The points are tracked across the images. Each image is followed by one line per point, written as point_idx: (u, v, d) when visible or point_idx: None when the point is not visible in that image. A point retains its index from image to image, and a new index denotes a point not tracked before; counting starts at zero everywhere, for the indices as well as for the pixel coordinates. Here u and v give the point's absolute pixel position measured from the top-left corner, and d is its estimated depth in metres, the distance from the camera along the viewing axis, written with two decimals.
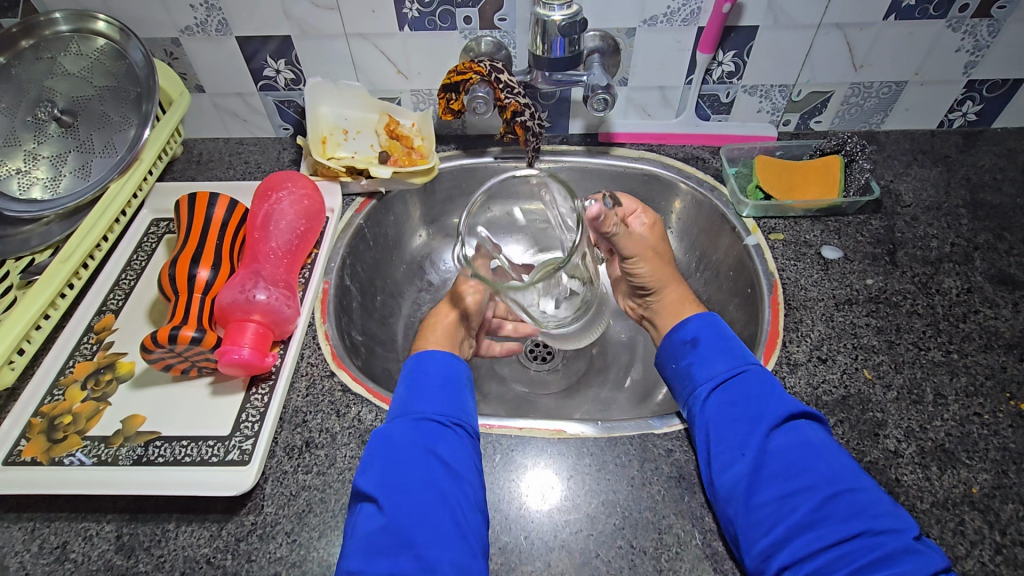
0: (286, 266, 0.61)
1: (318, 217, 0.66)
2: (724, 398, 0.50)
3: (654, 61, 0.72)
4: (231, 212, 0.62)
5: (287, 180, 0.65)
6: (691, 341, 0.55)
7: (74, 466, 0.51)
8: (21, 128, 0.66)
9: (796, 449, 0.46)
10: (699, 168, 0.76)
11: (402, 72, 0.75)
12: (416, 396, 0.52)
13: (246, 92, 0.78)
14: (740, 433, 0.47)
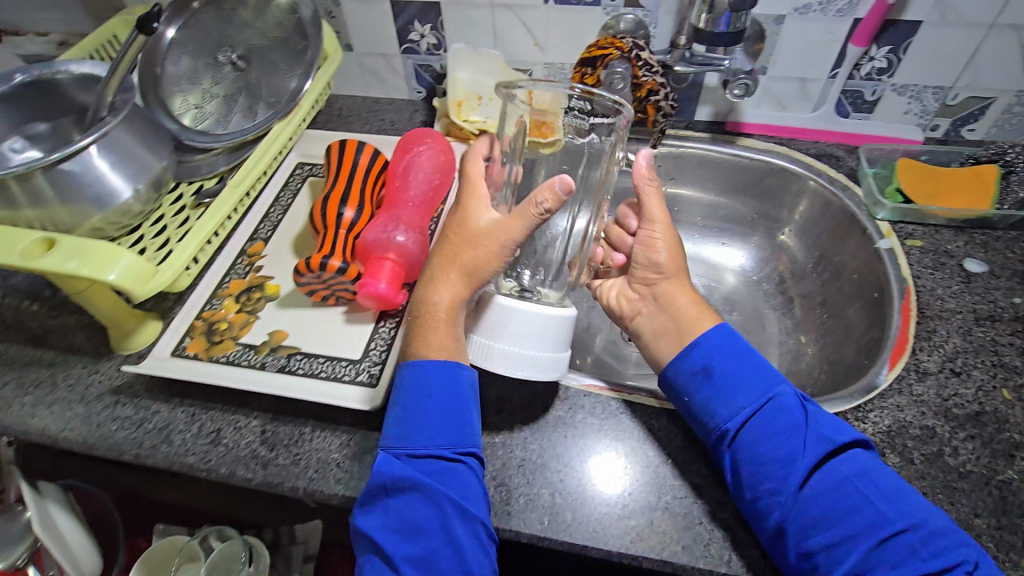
0: (420, 214, 0.65)
1: (450, 174, 0.70)
2: (752, 436, 0.46)
3: (799, 52, 0.70)
4: (374, 159, 0.66)
5: (426, 136, 0.69)
6: (703, 367, 0.50)
7: (229, 365, 0.58)
8: (203, 70, 0.73)
9: (835, 493, 0.43)
10: (832, 166, 0.73)
11: (539, 45, 0.78)
12: (409, 413, 0.47)
13: (389, 53, 0.84)
14: (772, 479, 0.44)
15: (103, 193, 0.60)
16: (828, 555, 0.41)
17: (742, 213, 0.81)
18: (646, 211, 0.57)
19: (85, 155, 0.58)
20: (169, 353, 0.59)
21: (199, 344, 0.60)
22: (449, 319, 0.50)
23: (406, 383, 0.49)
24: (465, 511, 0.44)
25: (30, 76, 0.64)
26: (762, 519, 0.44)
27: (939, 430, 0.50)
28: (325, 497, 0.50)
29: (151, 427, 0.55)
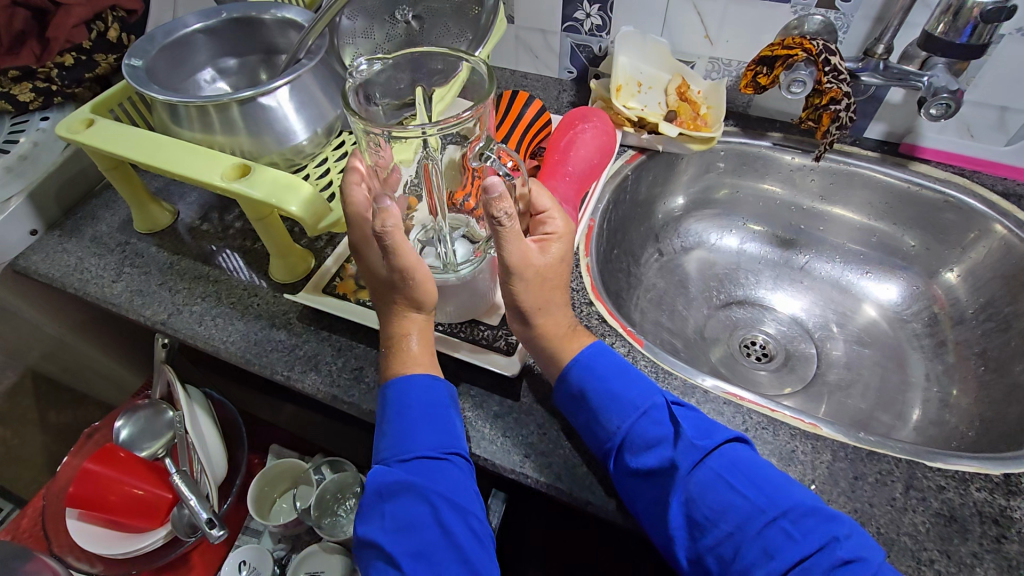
0: (575, 188, 0.64)
1: (608, 153, 0.69)
2: (628, 452, 0.46)
3: (1008, 76, 0.64)
4: (537, 115, 0.72)
5: (591, 116, 0.70)
6: (578, 394, 0.49)
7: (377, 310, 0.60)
8: (378, 27, 0.77)
9: (712, 488, 0.42)
10: (1021, 208, 0.66)
11: (709, 37, 0.75)
12: (385, 419, 0.46)
13: (550, 30, 0.83)
14: (645, 487, 0.45)
15: (285, 132, 0.63)
16: (719, 554, 0.41)
17: (896, 243, 0.75)
18: (505, 263, 0.46)
19: (276, 94, 0.62)
20: (322, 289, 0.62)
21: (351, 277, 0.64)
22: (424, 338, 0.49)
23: (389, 397, 0.47)
24: (458, 507, 0.44)
25: (234, 14, 0.68)
26: (655, 531, 0.44)
27: None
28: None
29: (301, 354, 0.59)
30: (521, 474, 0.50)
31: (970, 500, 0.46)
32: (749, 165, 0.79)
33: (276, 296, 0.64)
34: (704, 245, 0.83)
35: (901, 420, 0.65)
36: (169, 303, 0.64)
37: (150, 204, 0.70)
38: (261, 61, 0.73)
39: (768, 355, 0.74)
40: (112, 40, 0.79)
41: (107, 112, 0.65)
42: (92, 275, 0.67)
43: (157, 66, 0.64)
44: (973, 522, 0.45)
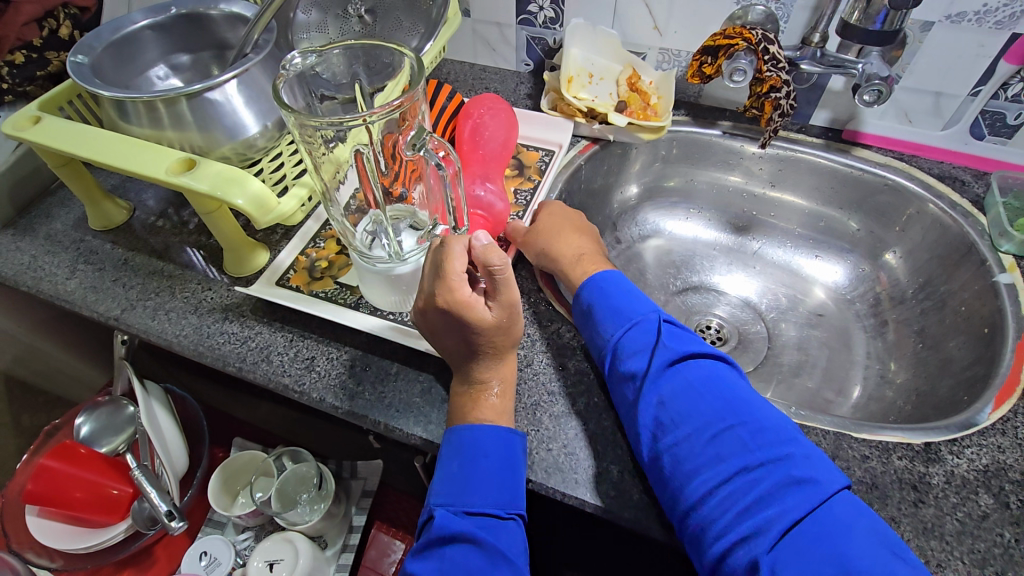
0: (497, 167, 0.68)
1: (513, 125, 0.72)
2: (619, 352, 0.51)
3: (941, 62, 0.66)
4: (449, 100, 0.74)
5: (487, 99, 0.72)
6: (587, 308, 0.55)
7: (326, 300, 0.61)
8: (332, 21, 0.77)
9: (681, 391, 0.47)
10: (956, 190, 0.69)
11: (658, 28, 0.76)
12: (447, 465, 0.48)
13: (505, 23, 0.84)
14: (628, 387, 0.49)
15: (235, 126, 0.64)
16: (675, 453, 0.45)
17: (842, 226, 0.78)
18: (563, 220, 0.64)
19: (225, 88, 0.62)
20: (275, 281, 0.63)
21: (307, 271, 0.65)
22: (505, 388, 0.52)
23: (452, 446, 0.48)
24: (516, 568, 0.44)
25: (182, 10, 0.69)
26: (632, 432, 0.48)
27: None
28: (404, 435, 0.54)
29: (254, 345, 0.59)
30: None
31: (891, 468, 0.48)
32: (701, 153, 0.81)
33: (230, 289, 0.65)
34: (661, 233, 0.84)
35: (843, 397, 0.68)
36: (123, 298, 0.64)
37: (104, 201, 0.71)
38: (213, 56, 0.73)
39: (721, 339, 0.75)
40: (64, 37, 0.78)
41: (56, 110, 0.66)
42: (46, 273, 0.67)
43: (104, 63, 0.64)
44: (892, 488, 0.47)
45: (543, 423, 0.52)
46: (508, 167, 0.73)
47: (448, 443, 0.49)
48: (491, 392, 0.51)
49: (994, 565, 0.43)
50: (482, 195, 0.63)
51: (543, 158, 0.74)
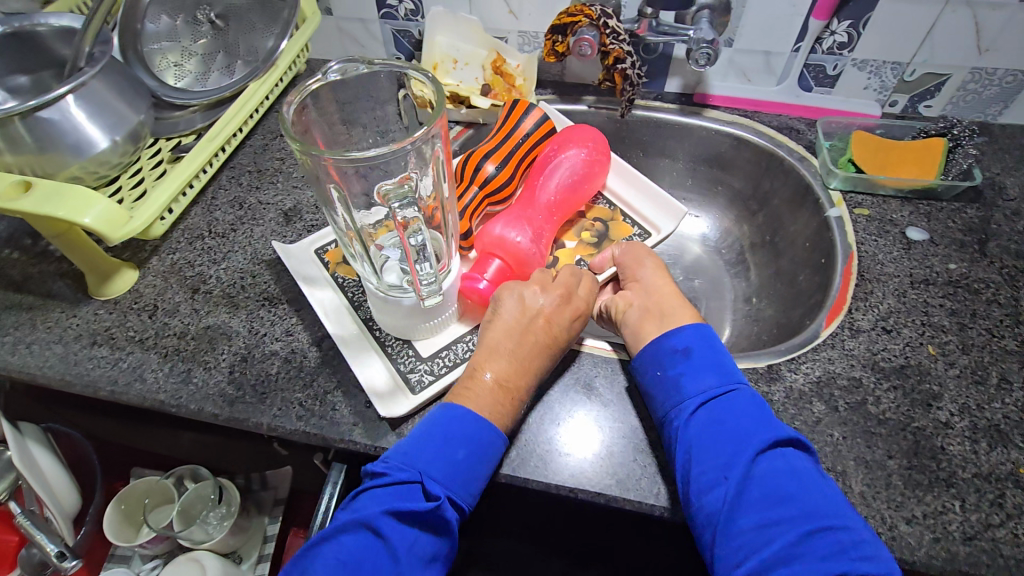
0: (550, 216, 0.67)
1: (595, 176, 0.71)
2: (710, 415, 0.48)
3: (763, 24, 0.72)
4: (536, 126, 0.70)
5: (576, 135, 0.71)
6: (683, 351, 0.51)
7: (337, 291, 0.63)
8: (182, 28, 0.75)
9: (781, 476, 0.44)
10: (792, 139, 0.76)
11: (513, 12, 0.79)
12: (427, 440, 0.47)
13: (369, 18, 0.85)
14: (724, 453, 0.45)
15: (80, 143, 0.61)
16: (754, 540, 0.42)
17: (707, 184, 0.84)
18: (650, 299, 0.57)
19: (62, 104, 0.59)
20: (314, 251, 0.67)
21: (183, 291, 0.64)
22: (496, 391, 0.50)
23: (437, 423, 0.48)
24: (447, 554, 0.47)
25: (9, 28, 0.65)
26: (699, 498, 0.44)
27: (864, 380, 0.53)
28: (289, 433, 0.53)
29: (125, 366, 0.58)
30: (350, 442, 0.52)
31: None
32: None
33: (97, 313, 0.62)
34: None
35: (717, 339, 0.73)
36: None
37: None
38: (54, 75, 0.70)
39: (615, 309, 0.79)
40: None
41: None
42: None
43: None
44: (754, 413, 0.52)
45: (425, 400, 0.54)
46: (591, 232, 0.72)
47: (432, 422, 0.49)
48: (484, 373, 0.51)
49: (826, 462, 0.48)
50: (518, 241, 0.61)
51: (635, 234, 0.71)
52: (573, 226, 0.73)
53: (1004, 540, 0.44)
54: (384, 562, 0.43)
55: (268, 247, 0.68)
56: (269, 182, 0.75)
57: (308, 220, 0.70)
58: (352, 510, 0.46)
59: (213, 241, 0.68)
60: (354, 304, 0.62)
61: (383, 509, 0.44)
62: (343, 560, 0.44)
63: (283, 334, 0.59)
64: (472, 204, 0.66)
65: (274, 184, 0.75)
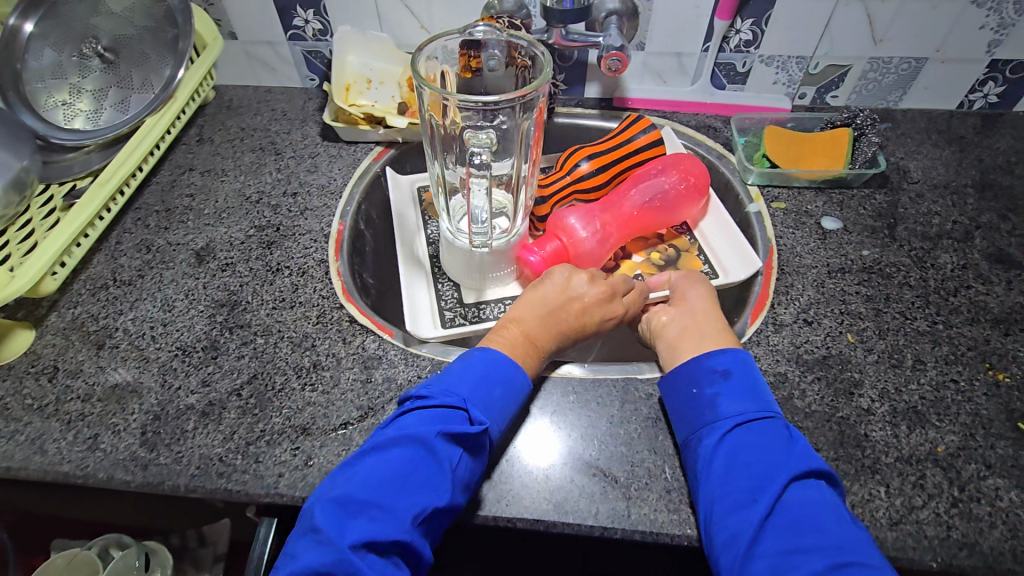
0: (624, 224, 0.68)
1: (686, 204, 0.69)
2: (745, 438, 0.46)
3: (671, 27, 0.73)
4: (649, 138, 0.70)
5: (675, 160, 0.69)
6: (722, 373, 0.50)
7: (428, 222, 0.76)
8: (68, 64, 0.71)
9: (811, 506, 0.42)
10: (710, 137, 0.77)
11: (424, 27, 0.77)
12: (470, 375, 0.50)
13: (276, 41, 0.81)
14: (754, 477, 0.44)
15: None
16: (774, 564, 0.40)
17: None
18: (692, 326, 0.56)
19: None
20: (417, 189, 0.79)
21: (87, 347, 0.59)
22: (515, 340, 0.55)
23: (476, 363, 0.52)
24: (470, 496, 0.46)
25: None
26: (722, 520, 0.43)
27: (789, 374, 0.54)
28: (209, 493, 0.50)
29: (23, 439, 0.53)
30: (276, 496, 0.49)
31: None
32: None
33: None
34: None
35: None
36: None
37: None
38: None
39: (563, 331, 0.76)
40: None
41: None
42: None
43: None
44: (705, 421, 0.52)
45: (355, 441, 0.51)
46: (660, 255, 0.71)
47: (472, 361, 0.52)
48: (514, 326, 0.56)
49: None
50: (581, 233, 0.64)
51: (703, 271, 0.67)
52: (646, 244, 0.72)
53: (927, 521, 0.45)
54: (432, 476, 0.44)
55: (179, 291, 0.63)
56: (178, 221, 0.70)
57: (222, 258, 0.66)
58: (399, 428, 0.47)
59: (119, 290, 0.64)
60: (274, 346, 0.58)
61: (435, 429, 0.46)
62: (390, 472, 0.44)
63: (198, 386, 0.55)
64: (557, 189, 0.69)
65: (184, 223, 0.70)
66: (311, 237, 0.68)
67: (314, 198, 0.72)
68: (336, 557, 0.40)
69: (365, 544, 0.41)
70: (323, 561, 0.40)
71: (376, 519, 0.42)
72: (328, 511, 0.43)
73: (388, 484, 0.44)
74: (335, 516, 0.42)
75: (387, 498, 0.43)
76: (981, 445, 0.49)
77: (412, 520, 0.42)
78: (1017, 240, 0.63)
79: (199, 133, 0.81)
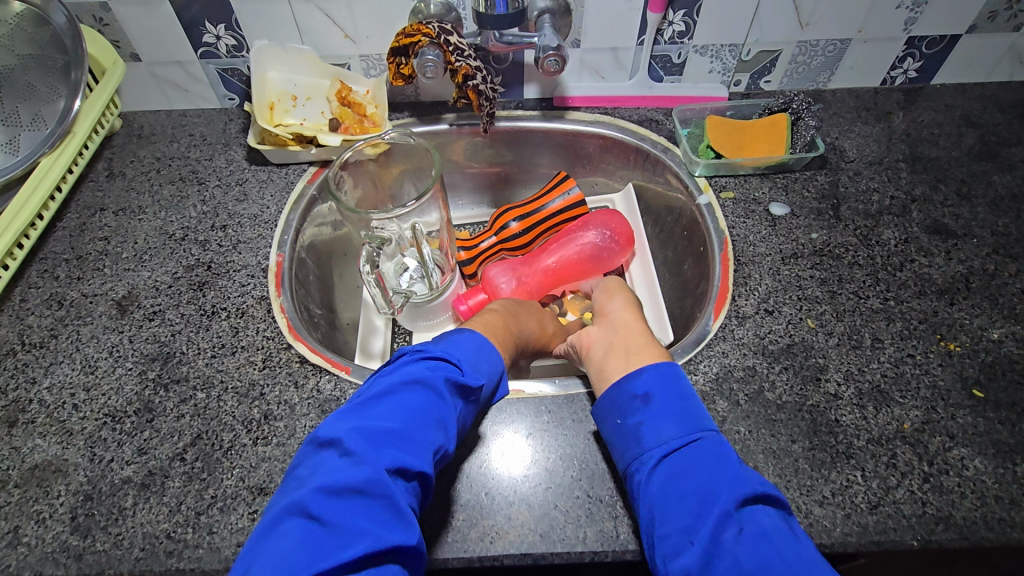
0: (544, 282, 0.74)
1: (610, 258, 0.75)
2: (673, 469, 0.43)
3: (605, 22, 0.71)
4: (565, 201, 0.76)
5: (602, 219, 0.75)
6: (642, 398, 0.47)
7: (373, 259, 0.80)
8: None
9: (751, 537, 0.38)
10: (653, 130, 0.76)
11: (350, 36, 0.72)
12: (472, 338, 0.49)
13: (185, 59, 0.73)
14: (688, 512, 0.40)
15: None
16: None
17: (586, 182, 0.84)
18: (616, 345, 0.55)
19: None
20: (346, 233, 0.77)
21: None
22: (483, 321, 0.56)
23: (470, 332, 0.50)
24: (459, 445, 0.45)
25: None
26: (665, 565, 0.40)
27: (758, 367, 0.54)
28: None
29: None
30: None
31: None
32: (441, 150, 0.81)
33: None
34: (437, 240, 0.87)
35: None
36: None
37: None
38: None
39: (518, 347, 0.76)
40: None
41: None
42: None
43: None
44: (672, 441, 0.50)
45: None
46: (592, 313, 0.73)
47: (464, 334, 0.49)
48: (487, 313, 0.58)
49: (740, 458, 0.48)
50: (500, 286, 0.72)
51: None
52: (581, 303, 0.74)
53: (903, 500, 0.46)
54: (447, 419, 0.42)
55: (102, 348, 0.57)
56: (93, 269, 0.63)
57: (148, 306, 0.60)
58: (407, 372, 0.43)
59: (30, 354, 0.57)
60: (218, 400, 0.53)
61: (445, 377, 0.43)
62: (410, 409, 0.40)
63: (134, 455, 0.50)
64: (486, 248, 0.77)
65: (100, 271, 0.63)
66: (247, 273, 0.63)
67: (247, 229, 0.67)
68: (371, 475, 0.36)
69: (398, 471, 0.37)
70: (358, 479, 0.35)
71: (405, 449, 0.38)
72: (353, 436, 0.38)
73: (410, 420, 0.40)
74: (363, 441, 0.38)
75: (413, 431, 0.39)
76: (943, 417, 0.50)
77: (433, 458, 0.40)
78: (950, 209, 0.66)
79: (108, 167, 0.73)
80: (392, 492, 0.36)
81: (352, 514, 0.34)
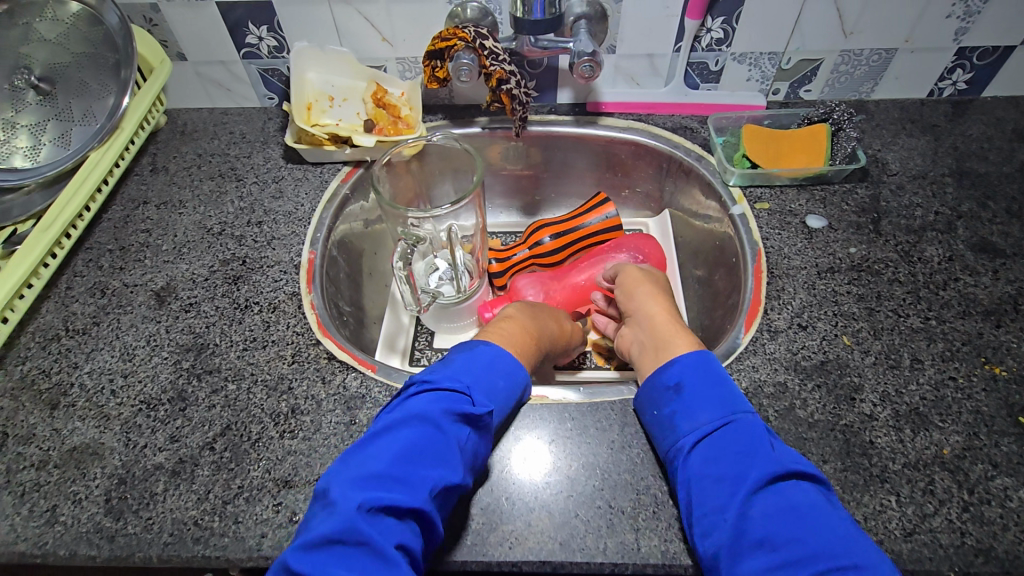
0: (571, 299, 0.72)
1: None
2: (707, 452, 0.44)
3: (641, 28, 0.71)
4: (602, 221, 0.76)
5: (637, 241, 0.73)
6: (675, 387, 0.48)
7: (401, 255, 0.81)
8: None
9: (783, 513, 0.39)
10: (687, 138, 0.75)
11: (387, 39, 0.73)
12: (476, 362, 0.48)
13: (228, 59, 0.76)
14: (722, 492, 0.41)
15: None
16: None
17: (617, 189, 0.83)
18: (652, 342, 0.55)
19: None
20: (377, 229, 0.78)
21: (39, 408, 0.54)
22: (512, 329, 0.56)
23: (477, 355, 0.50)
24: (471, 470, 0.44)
25: None
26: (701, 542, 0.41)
27: (789, 383, 0.52)
28: (185, 561, 0.46)
29: None
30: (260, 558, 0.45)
31: None
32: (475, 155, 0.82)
33: None
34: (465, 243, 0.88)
35: None
36: None
37: None
38: None
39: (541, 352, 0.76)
40: None
41: None
42: None
43: None
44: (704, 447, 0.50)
45: None
46: None
47: (471, 357, 0.49)
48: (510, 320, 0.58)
49: None
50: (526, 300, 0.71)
51: None
52: None
53: (941, 529, 0.44)
54: (441, 451, 0.42)
55: (140, 337, 0.59)
56: (134, 260, 0.65)
57: (185, 298, 0.62)
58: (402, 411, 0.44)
59: (73, 340, 0.59)
60: (248, 392, 0.54)
61: (439, 411, 0.43)
62: (398, 449, 0.41)
63: (166, 442, 0.51)
64: (518, 260, 0.77)
65: (141, 262, 0.65)
66: (279, 269, 0.64)
67: (282, 226, 0.68)
68: (346, 523, 0.37)
69: (383, 512, 0.38)
70: (333, 529, 0.37)
71: (392, 490, 0.39)
72: (339, 485, 0.39)
73: (399, 460, 0.41)
74: (348, 486, 0.39)
75: (402, 471, 0.40)
76: (986, 444, 0.48)
77: (427, 493, 0.40)
78: (999, 227, 0.63)
79: (152, 162, 0.76)
80: (368, 536, 0.36)
81: (330, 563, 0.35)
